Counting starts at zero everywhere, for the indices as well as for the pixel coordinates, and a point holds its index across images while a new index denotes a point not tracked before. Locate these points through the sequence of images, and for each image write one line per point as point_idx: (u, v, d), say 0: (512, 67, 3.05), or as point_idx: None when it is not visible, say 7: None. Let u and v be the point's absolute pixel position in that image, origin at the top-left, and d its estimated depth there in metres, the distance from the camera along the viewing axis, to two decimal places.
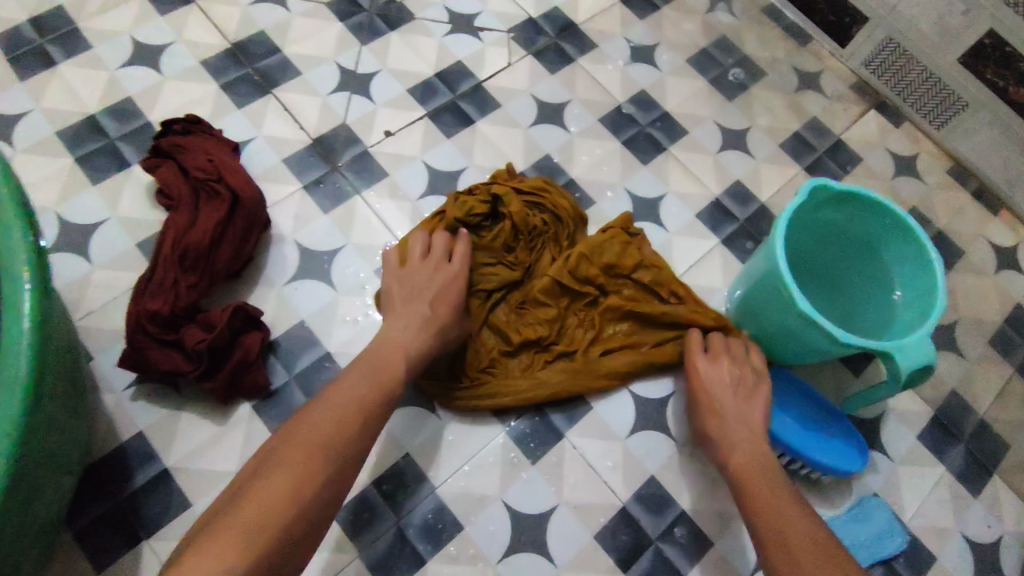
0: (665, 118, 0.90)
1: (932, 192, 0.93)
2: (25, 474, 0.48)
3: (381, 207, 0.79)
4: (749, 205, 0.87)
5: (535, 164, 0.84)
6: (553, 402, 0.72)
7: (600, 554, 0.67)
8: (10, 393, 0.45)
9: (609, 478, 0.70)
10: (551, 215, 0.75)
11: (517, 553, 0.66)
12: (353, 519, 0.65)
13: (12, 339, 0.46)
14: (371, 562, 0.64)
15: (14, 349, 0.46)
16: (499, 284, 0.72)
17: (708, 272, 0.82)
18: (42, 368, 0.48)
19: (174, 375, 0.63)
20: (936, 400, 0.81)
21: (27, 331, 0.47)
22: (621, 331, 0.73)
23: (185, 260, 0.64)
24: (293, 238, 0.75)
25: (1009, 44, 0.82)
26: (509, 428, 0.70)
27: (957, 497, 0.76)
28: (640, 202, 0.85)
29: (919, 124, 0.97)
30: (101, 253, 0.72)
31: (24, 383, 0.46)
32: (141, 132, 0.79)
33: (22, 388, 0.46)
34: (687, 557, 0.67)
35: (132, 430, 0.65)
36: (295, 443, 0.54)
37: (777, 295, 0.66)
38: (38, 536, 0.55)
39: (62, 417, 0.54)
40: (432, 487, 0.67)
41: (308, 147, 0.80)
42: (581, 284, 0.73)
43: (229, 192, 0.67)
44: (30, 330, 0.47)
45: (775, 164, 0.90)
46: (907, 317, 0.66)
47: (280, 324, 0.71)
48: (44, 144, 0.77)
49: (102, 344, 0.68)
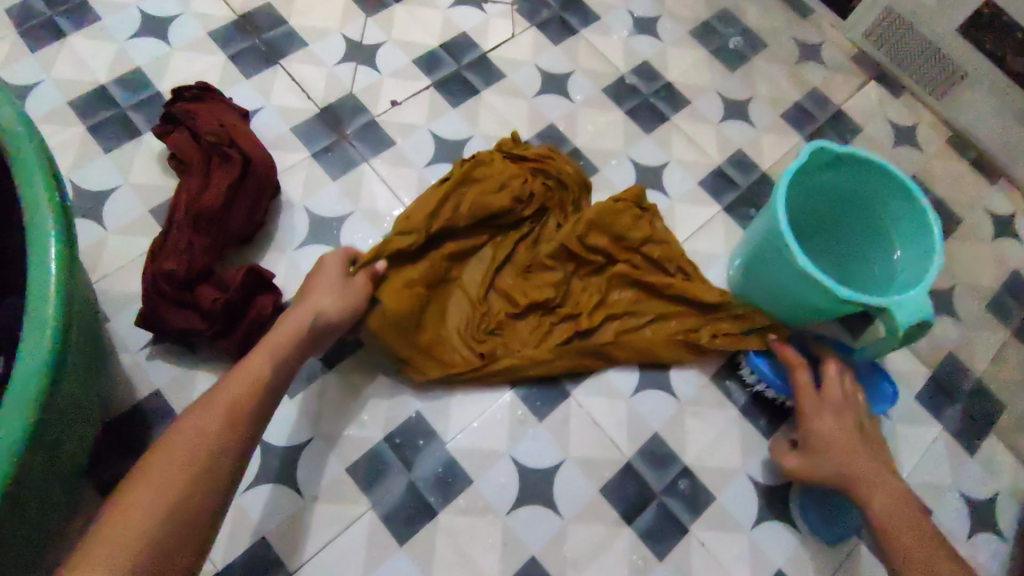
0: (667, 88, 0.92)
1: (931, 161, 0.94)
2: (51, 420, 0.50)
3: (389, 175, 0.80)
4: (750, 173, 0.88)
5: (539, 133, 0.86)
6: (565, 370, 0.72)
7: (606, 507, 0.68)
8: (40, 331, 0.47)
9: (614, 435, 0.71)
10: (555, 181, 0.77)
11: (525, 506, 0.67)
12: (365, 473, 0.67)
13: (40, 281, 0.48)
14: (383, 514, 0.66)
15: (43, 290, 0.48)
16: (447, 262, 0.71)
17: (709, 238, 0.83)
18: (70, 311, 0.49)
19: (190, 333, 0.65)
20: (933, 362, 0.82)
21: (53, 274, 0.48)
22: (625, 297, 0.75)
23: (198, 222, 0.66)
24: (302, 205, 0.77)
25: (1006, 11, 0.87)
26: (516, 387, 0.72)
27: (954, 455, 0.78)
28: (643, 170, 0.86)
29: (918, 95, 0.97)
30: (115, 219, 0.73)
31: (53, 322, 0.48)
32: (151, 101, 0.80)
33: (51, 326, 0.47)
34: (690, 509, 0.69)
35: (148, 388, 0.67)
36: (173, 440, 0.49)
37: (778, 255, 0.67)
38: (61, 484, 0.56)
39: (84, 367, 0.56)
40: (442, 442, 0.69)
41: (315, 117, 0.82)
42: (587, 251, 0.74)
43: (240, 157, 0.69)
44: (56, 273, 0.48)
45: (776, 133, 0.91)
46: (905, 275, 0.67)
47: (291, 288, 0.73)
48: (56, 113, 0.78)
49: (117, 307, 0.70)
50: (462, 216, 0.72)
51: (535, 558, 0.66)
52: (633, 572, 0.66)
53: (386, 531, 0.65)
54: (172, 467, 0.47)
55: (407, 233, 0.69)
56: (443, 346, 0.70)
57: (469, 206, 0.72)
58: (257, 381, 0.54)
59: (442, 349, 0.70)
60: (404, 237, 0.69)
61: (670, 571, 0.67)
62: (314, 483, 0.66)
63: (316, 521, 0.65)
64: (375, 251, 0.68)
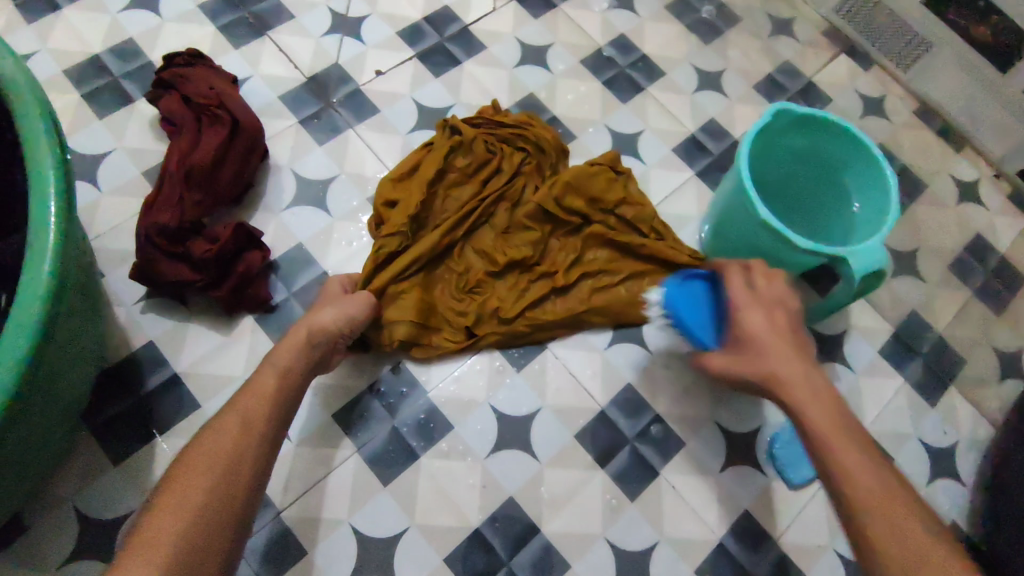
0: (643, 60, 0.95)
1: (897, 130, 0.98)
2: (51, 352, 0.53)
3: (373, 140, 0.83)
4: (723, 140, 0.91)
5: (519, 102, 0.89)
6: (550, 331, 0.75)
7: (581, 451, 0.72)
8: (41, 262, 0.50)
9: (589, 385, 0.75)
10: (533, 146, 0.80)
11: (503, 451, 0.71)
12: (350, 419, 0.70)
13: (41, 216, 0.51)
14: (367, 458, 0.69)
15: (43, 223, 0.51)
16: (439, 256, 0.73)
17: (682, 201, 0.87)
18: (68, 246, 0.52)
19: (181, 284, 0.68)
20: (896, 319, 0.86)
21: (54, 208, 0.51)
22: (601, 257, 0.78)
23: (189, 179, 0.69)
24: (289, 168, 0.80)
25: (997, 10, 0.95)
26: (506, 352, 0.75)
27: (914, 406, 0.82)
28: (619, 137, 0.89)
29: (886, 67, 1.01)
30: (110, 182, 0.76)
31: (53, 254, 0.50)
32: (144, 70, 0.83)
33: (51, 257, 0.50)
34: (660, 454, 0.73)
35: (143, 339, 0.70)
36: (191, 457, 0.49)
37: (744, 213, 0.71)
38: (60, 422, 0.59)
39: (82, 308, 0.58)
40: (423, 391, 0.72)
41: (302, 85, 0.85)
42: (565, 212, 0.77)
43: (229, 117, 0.72)
44: (57, 208, 0.51)
45: (748, 103, 0.95)
46: (866, 228, 0.71)
47: (280, 247, 0.76)
48: (52, 80, 0.81)
49: (113, 263, 0.73)
50: (440, 209, 0.76)
51: (513, 499, 0.69)
52: (607, 512, 0.70)
53: (371, 473, 0.68)
54: (188, 491, 0.47)
55: (397, 232, 0.72)
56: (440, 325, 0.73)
57: (449, 194, 0.77)
58: (267, 395, 0.55)
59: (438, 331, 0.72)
60: (395, 235, 0.72)
61: (641, 512, 0.70)
62: (302, 427, 0.69)
63: (304, 462, 0.68)
64: (373, 260, 0.71)
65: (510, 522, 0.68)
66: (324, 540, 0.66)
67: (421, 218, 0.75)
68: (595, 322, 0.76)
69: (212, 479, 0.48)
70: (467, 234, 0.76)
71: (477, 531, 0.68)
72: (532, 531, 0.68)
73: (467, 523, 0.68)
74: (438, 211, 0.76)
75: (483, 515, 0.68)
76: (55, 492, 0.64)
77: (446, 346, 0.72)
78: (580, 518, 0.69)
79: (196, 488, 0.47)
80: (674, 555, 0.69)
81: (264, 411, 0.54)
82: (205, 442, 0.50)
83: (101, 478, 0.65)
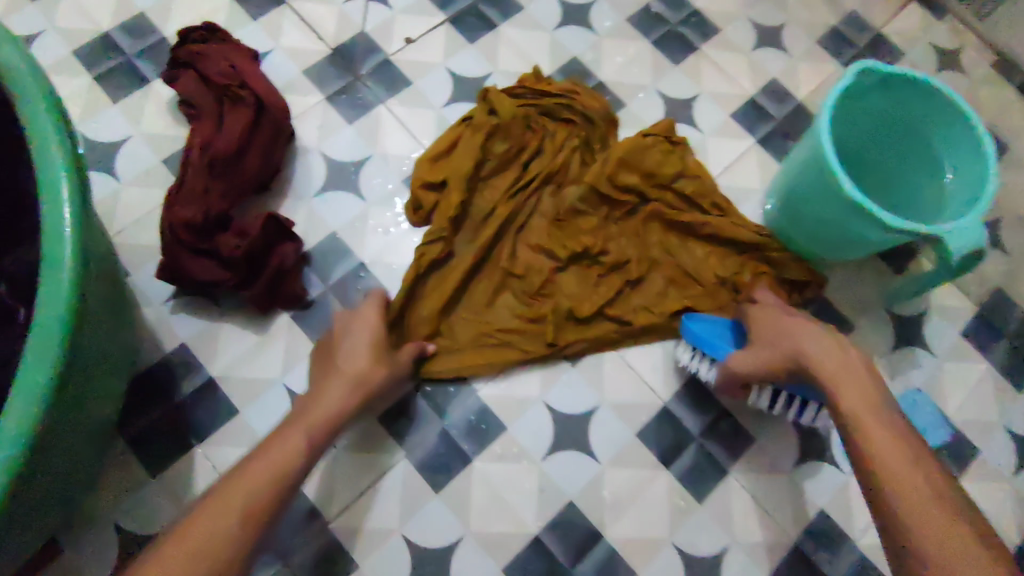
0: (696, 16, 0.86)
1: (975, 87, 0.89)
2: (78, 368, 0.48)
3: (406, 115, 0.76)
4: (786, 104, 0.83)
5: (562, 68, 0.81)
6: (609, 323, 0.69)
7: (644, 451, 0.67)
8: (57, 274, 0.44)
9: (649, 378, 0.69)
10: (580, 117, 0.73)
11: (560, 452, 0.66)
12: (396, 422, 0.65)
13: (54, 220, 0.45)
14: (417, 462, 0.65)
15: (58, 229, 0.45)
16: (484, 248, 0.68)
17: (743, 172, 0.79)
18: (86, 249, 0.47)
19: (212, 284, 0.63)
20: (980, 297, 0.78)
21: (68, 210, 0.45)
22: (659, 239, 0.71)
23: (214, 167, 0.64)
24: (318, 150, 0.74)
25: None
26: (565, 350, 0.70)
27: (1001, 392, 0.75)
28: (673, 103, 0.82)
29: (962, 17, 0.91)
30: (129, 171, 0.71)
31: (71, 265, 0.45)
32: (158, 47, 0.76)
33: (69, 265, 0.45)
34: (729, 451, 0.68)
35: (174, 341, 0.66)
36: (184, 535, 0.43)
37: (824, 184, 0.63)
38: (91, 441, 0.55)
39: (107, 317, 0.53)
40: (473, 389, 0.67)
41: (327, 57, 0.78)
42: (619, 192, 0.71)
43: (253, 97, 0.66)
44: (71, 209, 0.46)
45: (812, 61, 0.86)
46: (957, 201, 0.64)
47: (313, 237, 0.71)
48: (62, 63, 0.75)
49: (138, 260, 0.68)
50: (485, 196, 0.70)
51: (573, 503, 0.65)
52: (674, 515, 0.65)
53: (421, 479, 0.64)
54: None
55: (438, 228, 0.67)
56: (494, 327, 0.67)
57: (490, 182, 0.71)
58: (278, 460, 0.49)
59: (491, 336, 0.67)
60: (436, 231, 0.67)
61: (710, 515, 0.66)
62: None
63: (327, 466, 0.63)
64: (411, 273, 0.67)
65: (570, 529, 0.64)
66: (372, 552, 0.62)
67: (463, 214, 0.70)
68: (671, 318, 0.69)
69: (212, 526, 0.44)
70: (516, 228, 0.70)
71: (536, 539, 0.63)
72: (595, 538, 0.64)
73: (525, 531, 0.64)
74: (482, 196, 0.70)
75: (542, 522, 0.64)
76: (94, 507, 0.61)
77: (505, 355, 0.67)
78: (645, 522, 0.65)
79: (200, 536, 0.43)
80: (745, 560, 0.65)
81: (271, 484, 0.47)
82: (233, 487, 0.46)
83: (140, 492, 0.61)
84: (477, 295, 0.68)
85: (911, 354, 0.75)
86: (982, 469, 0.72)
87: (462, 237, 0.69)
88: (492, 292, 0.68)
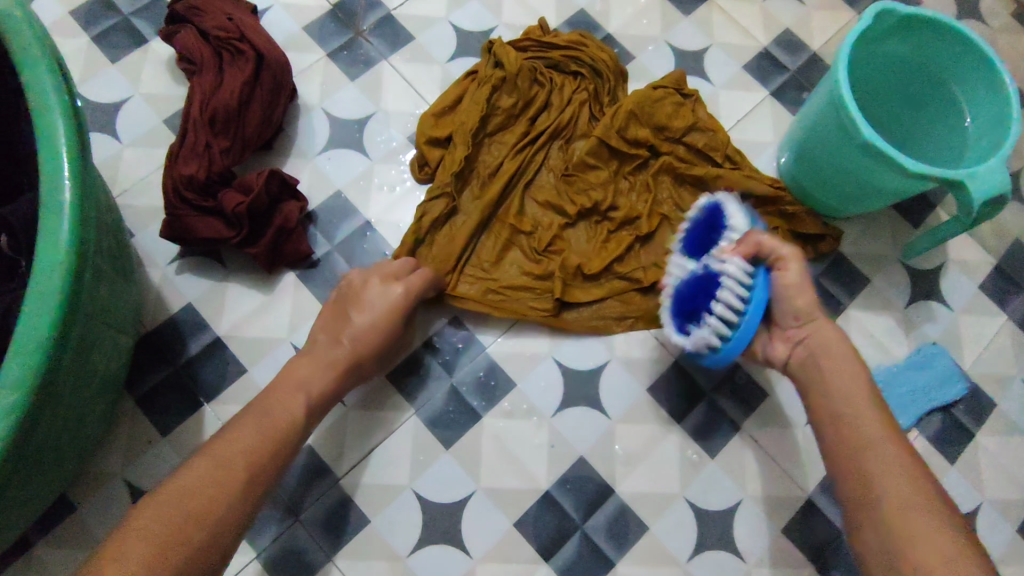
0: None
1: (997, 35, 0.85)
2: (80, 321, 0.47)
3: (409, 71, 0.75)
4: (800, 54, 0.80)
5: (569, 20, 0.79)
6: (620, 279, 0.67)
7: (654, 406, 0.66)
8: (56, 224, 0.43)
9: (659, 334, 0.68)
10: (589, 70, 0.71)
11: (571, 409, 0.66)
12: (405, 378, 0.65)
13: (54, 171, 0.44)
14: (425, 419, 0.64)
15: (57, 179, 0.44)
16: (491, 202, 0.67)
17: (755, 125, 0.77)
18: (87, 201, 0.46)
19: (215, 241, 0.62)
20: (999, 250, 0.76)
21: (66, 162, 0.45)
22: (669, 194, 0.70)
23: (214, 122, 0.63)
24: (321, 108, 0.72)
25: None
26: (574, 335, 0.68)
27: (1020, 346, 0.73)
28: (682, 55, 0.79)
29: None
30: (130, 132, 0.70)
31: (70, 215, 0.44)
32: (155, 6, 0.75)
33: (69, 215, 0.44)
34: (742, 406, 0.67)
35: (180, 301, 0.65)
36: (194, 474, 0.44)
37: (840, 130, 0.61)
38: (99, 398, 0.55)
39: (110, 272, 0.53)
40: (481, 347, 0.67)
41: (328, 13, 0.76)
42: (629, 146, 0.69)
43: (252, 51, 0.64)
44: (69, 160, 0.45)
45: (827, 9, 0.83)
46: (978, 147, 0.62)
47: (317, 196, 0.70)
48: (58, 23, 0.73)
49: (142, 221, 0.68)
50: (491, 151, 0.69)
51: (584, 459, 0.64)
52: (685, 469, 0.65)
53: (430, 435, 0.64)
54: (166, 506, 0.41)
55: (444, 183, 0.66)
56: (503, 283, 0.66)
57: (496, 138, 0.69)
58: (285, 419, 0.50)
59: (499, 292, 0.66)
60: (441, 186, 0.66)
61: (722, 468, 0.65)
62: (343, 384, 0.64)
63: (337, 422, 0.63)
64: (415, 231, 0.66)
65: (581, 484, 0.64)
66: (384, 507, 0.62)
67: (469, 170, 0.68)
68: None
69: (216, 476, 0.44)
70: (524, 184, 0.69)
71: (547, 494, 0.63)
72: (606, 492, 0.64)
73: (535, 485, 0.63)
74: (488, 151, 0.69)
75: (553, 476, 0.64)
76: (106, 465, 0.61)
77: (514, 312, 0.65)
78: (658, 477, 0.65)
79: (201, 484, 0.43)
80: (756, 514, 0.64)
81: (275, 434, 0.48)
82: (235, 440, 0.46)
83: (151, 449, 0.62)
84: (484, 252, 0.67)
85: (927, 309, 0.73)
86: (999, 423, 0.71)
87: (468, 193, 0.68)
88: (498, 248, 0.67)
